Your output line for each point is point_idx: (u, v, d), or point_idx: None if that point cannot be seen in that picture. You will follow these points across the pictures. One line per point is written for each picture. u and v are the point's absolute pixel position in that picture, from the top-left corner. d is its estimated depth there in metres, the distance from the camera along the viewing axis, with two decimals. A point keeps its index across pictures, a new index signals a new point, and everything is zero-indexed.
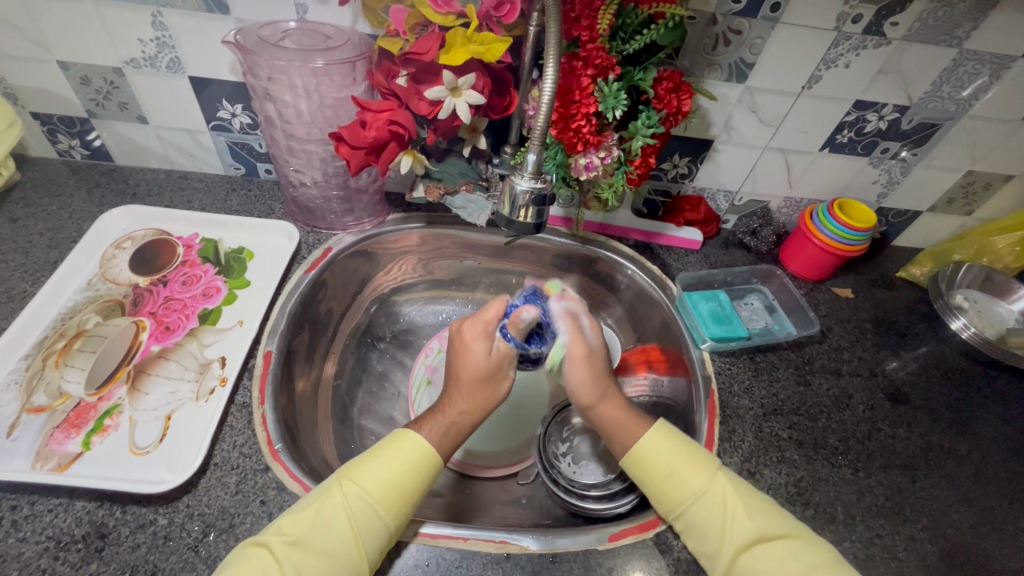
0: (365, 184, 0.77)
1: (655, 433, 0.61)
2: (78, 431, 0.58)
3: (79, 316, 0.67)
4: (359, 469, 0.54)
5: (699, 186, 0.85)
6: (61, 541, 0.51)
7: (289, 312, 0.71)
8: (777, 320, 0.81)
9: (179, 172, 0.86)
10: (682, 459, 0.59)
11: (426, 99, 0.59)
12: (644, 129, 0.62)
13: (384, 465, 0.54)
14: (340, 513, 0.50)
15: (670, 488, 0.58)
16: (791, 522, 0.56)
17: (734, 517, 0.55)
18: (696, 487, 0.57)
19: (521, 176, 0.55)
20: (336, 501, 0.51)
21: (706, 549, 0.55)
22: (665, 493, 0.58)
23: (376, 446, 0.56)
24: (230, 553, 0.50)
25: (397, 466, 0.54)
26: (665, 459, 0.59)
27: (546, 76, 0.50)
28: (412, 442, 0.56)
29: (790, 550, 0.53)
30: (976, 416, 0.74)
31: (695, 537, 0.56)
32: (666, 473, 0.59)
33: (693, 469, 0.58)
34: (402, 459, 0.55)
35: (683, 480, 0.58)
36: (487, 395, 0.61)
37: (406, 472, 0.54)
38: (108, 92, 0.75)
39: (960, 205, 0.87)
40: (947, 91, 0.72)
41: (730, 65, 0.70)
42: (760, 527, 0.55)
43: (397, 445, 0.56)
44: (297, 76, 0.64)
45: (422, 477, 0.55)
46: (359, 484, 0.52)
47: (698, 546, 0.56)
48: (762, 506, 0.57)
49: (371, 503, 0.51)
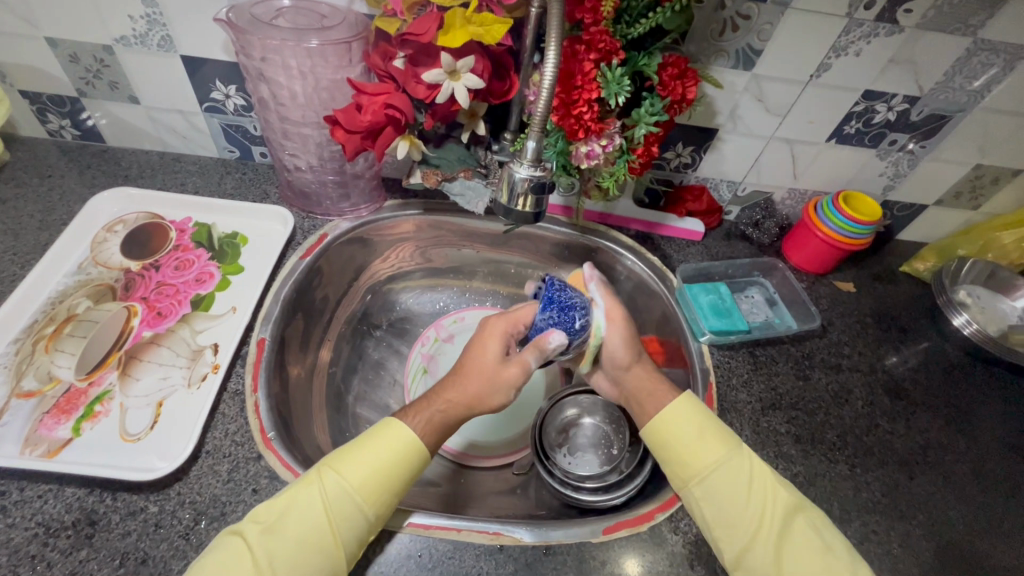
0: (361, 170, 0.76)
1: (679, 400, 0.62)
2: (68, 417, 0.57)
3: (69, 300, 0.66)
4: (343, 457, 0.53)
5: (702, 176, 0.84)
6: (50, 527, 0.51)
7: (283, 299, 0.70)
8: (778, 313, 0.80)
9: (172, 154, 0.85)
10: (704, 432, 0.60)
11: (423, 82, 0.57)
12: (648, 116, 0.60)
13: (366, 450, 0.54)
14: (317, 501, 0.50)
15: (691, 458, 0.59)
16: (802, 500, 0.57)
17: (753, 489, 0.56)
18: (716, 460, 0.58)
19: (520, 163, 0.54)
20: (314, 489, 0.51)
21: (723, 521, 0.55)
22: (685, 464, 0.59)
23: (365, 434, 0.56)
24: (214, 540, 0.49)
25: (381, 454, 0.54)
26: (687, 431, 0.60)
27: (547, 60, 0.48)
28: (396, 435, 0.55)
29: (804, 527, 0.54)
30: (975, 412, 0.74)
31: (712, 507, 0.56)
32: (686, 445, 0.59)
33: (712, 442, 0.59)
34: (386, 449, 0.54)
35: (703, 453, 0.58)
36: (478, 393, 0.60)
37: (388, 464, 0.53)
38: (98, 71, 0.73)
39: (966, 200, 0.86)
40: (959, 82, 0.71)
41: (738, 51, 0.68)
42: (773, 505, 0.56)
43: (383, 434, 0.55)
44: (291, 57, 0.62)
45: (402, 476, 0.54)
46: (339, 468, 0.52)
47: (714, 518, 0.56)
48: (776, 483, 0.57)
49: (347, 492, 0.51)
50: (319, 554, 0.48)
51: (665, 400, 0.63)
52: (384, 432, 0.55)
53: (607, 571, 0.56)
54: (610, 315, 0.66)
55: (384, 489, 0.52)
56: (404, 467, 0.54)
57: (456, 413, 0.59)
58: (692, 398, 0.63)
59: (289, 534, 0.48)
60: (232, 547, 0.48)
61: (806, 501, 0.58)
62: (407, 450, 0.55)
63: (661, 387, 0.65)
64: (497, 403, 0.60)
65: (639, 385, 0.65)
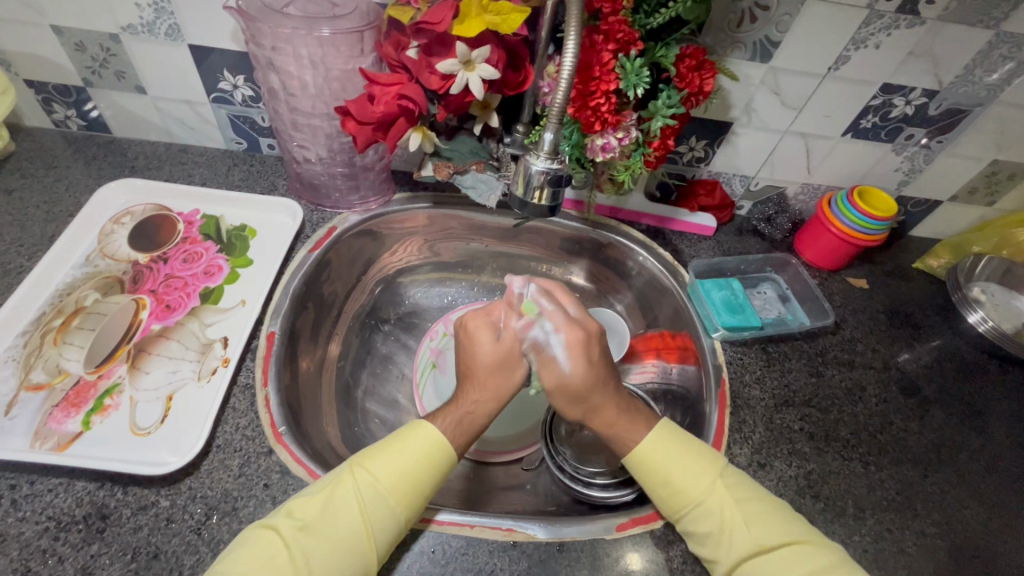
0: (371, 162, 0.75)
1: (655, 434, 0.59)
2: (78, 410, 0.56)
3: (77, 293, 0.65)
4: (374, 457, 0.53)
5: (715, 170, 0.83)
6: (62, 521, 0.50)
7: (292, 292, 0.69)
8: (790, 310, 0.79)
9: (179, 145, 0.84)
10: (686, 463, 0.57)
11: (437, 73, 0.56)
12: (665, 109, 0.59)
13: (398, 452, 0.53)
14: (352, 501, 0.50)
15: (673, 491, 0.56)
16: (797, 526, 0.54)
17: (739, 521, 0.54)
18: (696, 493, 0.55)
19: (537, 156, 0.53)
20: (348, 488, 0.50)
21: (705, 553, 0.54)
22: (663, 498, 0.56)
23: (392, 435, 0.55)
24: (239, 536, 0.49)
25: (412, 458, 0.53)
26: (666, 462, 0.57)
27: (566, 51, 0.48)
28: (426, 435, 0.55)
29: (796, 556, 0.51)
30: (990, 411, 0.73)
31: (696, 540, 0.54)
32: (665, 478, 0.56)
33: (695, 472, 0.56)
34: (417, 451, 0.54)
35: (683, 485, 0.56)
36: (500, 384, 0.60)
37: (421, 467, 0.53)
38: (104, 60, 0.72)
39: (982, 196, 0.85)
40: (979, 75, 0.69)
41: (755, 43, 0.67)
42: (761, 536, 0.53)
43: (412, 436, 0.55)
44: (302, 46, 0.61)
45: (434, 478, 0.53)
46: (371, 469, 0.52)
47: (698, 550, 0.54)
48: (767, 512, 0.54)
49: (383, 491, 0.50)
50: (356, 554, 0.48)
51: (643, 431, 0.60)
52: (415, 434, 0.55)
53: (621, 568, 0.55)
54: (568, 343, 0.60)
55: (417, 493, 0.52)
56: (437, 470, 0.54)
57: (486, 409, 0.59)
58: (670, 426, 0.61)
59: (323, 534, 0.48)
60: (264, 544, 0.47)
61: (802, 528, 0.54)
62: (438, 454, 0.54)
63: (635, 416, 0.61)
64: (520, 377, 0.62)
65: (605, 418, 0.60)
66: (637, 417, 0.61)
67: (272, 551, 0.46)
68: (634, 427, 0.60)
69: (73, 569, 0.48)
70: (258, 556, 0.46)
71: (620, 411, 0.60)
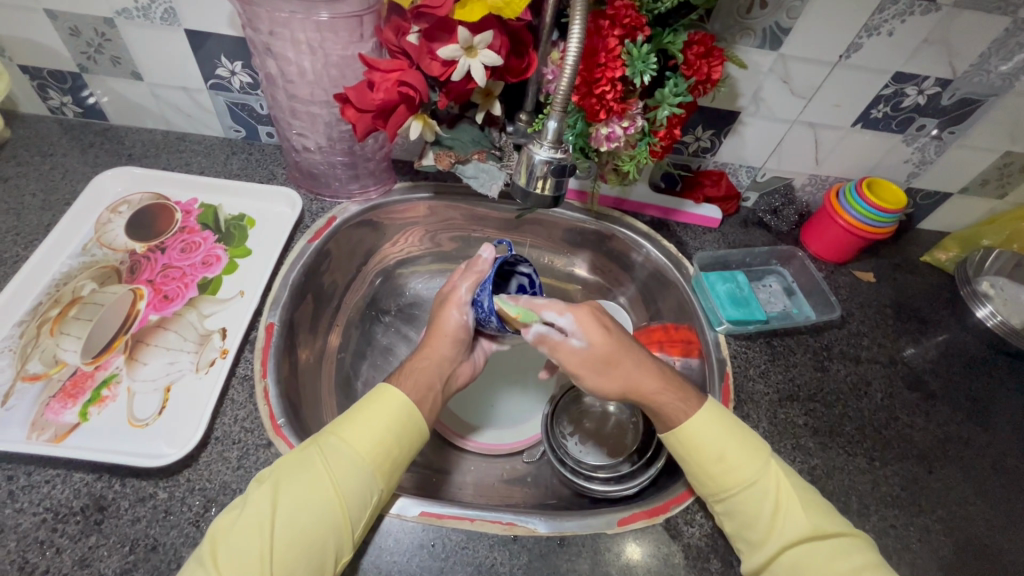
0: (371, 151, 0.74)
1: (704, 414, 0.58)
2: (75, 401, 0.56)
3: (74, 282, 0.64)
4: (345, 424, 0.53)
5: (722, 160, 0.81)
6: (59, 513, 0.50)
7: (291, 283, 0.68)
8: (796, 303, 0.78)
9: (177, 133, 0.83)
10: (737, 447, 0.56)
11: (438, 59, 0.55)
12: (671, 97, 0.57)
13: (366, 421, 0.53)
14: (317, 464, 0.50)
15: (719, 474, 0.55)
16: (838, 518, 0.54)
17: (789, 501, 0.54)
18: (749, 475, 0.55)
19: (540, 145, 0.52)
20: (315, 455, 0.50)
21: (751, 535, 0.53)
22: (712, 479, 0.56)
23: (359, 403, 0.55)
24: (224, 510, 0.49)
25: (377, 414, 0.53)
26: (716, 442, 0.56)
27: (571, 36, 0.46)
28: (392, 400, 0.54)
29: (838, 548, 0.51)
30: (996, 406, 0.72)
31: (739, 522, 0.54)
32: (716, 460, 0.56)
33: (748, 457, 0.56)
34: (380, 408, 0.54)
35: (735, 466, 0.55)
36: (438, 354, 0.61)
37: (387, 424, 0.53)
38: (99, 45, 0.71)
39: (993, 188, 0.83)
40: (994, 64, 0.68)
41: (765, 30, 0.65)
42: (815, 523, 0.53)
43: (375, 399, 0.54)
44: (299, 31, 0.59)
45: (401, 432, 0.53)
46: (343, 436, 0.52)
47: (739, 532, 0.54)
48: (813, 501, 0.54)
49: (352, 457, 0.50)
50: (324, 520, 0.47)
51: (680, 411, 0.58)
52: (380, 398, 0.54)
53: (623, 563, 0.55)
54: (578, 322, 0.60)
55: (384, 449, 0.52)
56: (404, 427, 0.54)
57: (427, 363, 0.60)
58: (714, 405, 0.59)
59: (293, 496, 0.48)
60: (238, 512, 0.47)
61: (843, 520, 0.54)
62: (404, 410, 0.54)
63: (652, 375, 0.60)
64: (447, 352, 0.62)
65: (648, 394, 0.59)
66: (676, 392, 0.59)
67: (244, 517, 0.47)
68: (675, 403, 0.59)
69: (72, 561, 0.48)
70: (233, 524, 0.47)
71: (657, 387, 0.59)
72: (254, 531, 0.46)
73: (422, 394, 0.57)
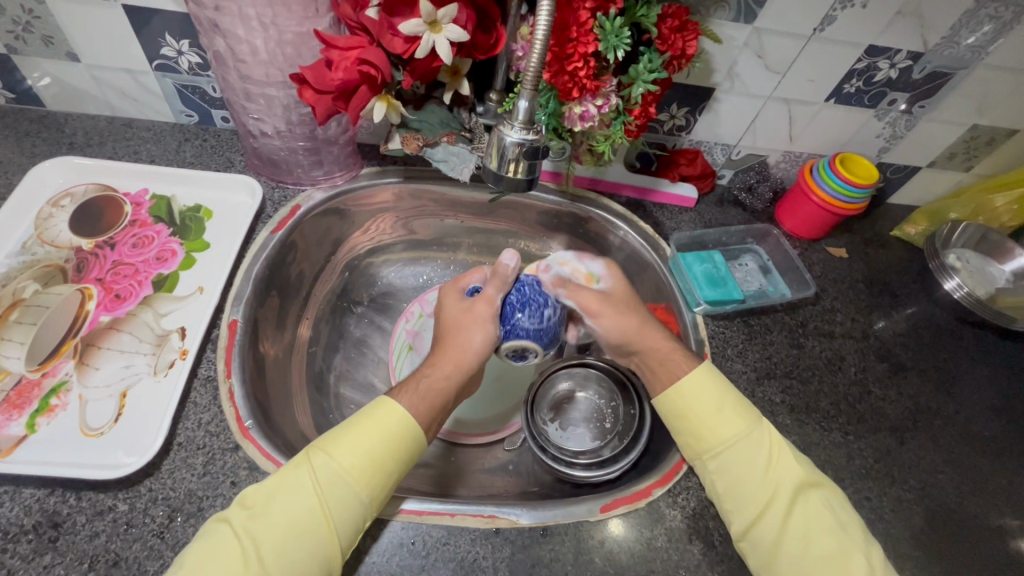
0: (334, 135, 0.70)
1: (696, 373, 0.59)
2: (21, 413, 0.52)
3: (13, 284, 0.60)
4: (340, 443, 0.50)
5: (697, 139, 0.80)
6: (10, 532, 0.47)
7: (254, 277, 0.65)
8: (772, 282, 0.78)
9: (122, 119, 0.77)
10: (726, 406, 0.58)
11: (400, 34, 0.51)
12: (645, 74, 0.55)
13: (362, 442, 0.50)
14: (307, 488, 0.47)
15: (712, 429, 0.57)
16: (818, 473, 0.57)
17: (779, 458, 0.56)
18: (737, 432, 0.56)
19: (511, 126, 0.49)
20: (306, 478, 0.48)
21: (739, 491, 0.55)
22: (703, 434, 0.57)
23: (355, 418, 0.52)
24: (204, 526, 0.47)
25: (373, 434, 0.51)
26: (709, 400, 0.58)
27: (540, 10, 0.43)
28: (392, 420, 0.51)
29: (820, 501, 0.54)
30: (963, 376, 0.74)
31: (731, 478, 0.55)
32: (707, 417, 0.57)
33: (736, 415, 0.57)
34: (374, 430, 0.51)
35: (726, 422, 0.57)
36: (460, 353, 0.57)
37: (382, 446, 0.50)
38: (27, 23, 0.65)
39: (960, 160, 0.84)
40: (963, 36, 0.67)
41: (739, 3, 0.63)
42: (800, 474, 0.55)
43: (371, 416, 0.52)
44: (248, 6, 0.55)
45: (398, 454, 0.51)
46: (338, 457, 0.49)
47: (728, 488, 0.55)
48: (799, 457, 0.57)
49: (346, 480, 0.48)
50: (315, 548, 0.46)
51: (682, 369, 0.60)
52: (377, 416, 0.52)
53: (608, 550, 0.55)
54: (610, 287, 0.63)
55: (380, 472, 0.50)
56: (400, 448, 0.51)
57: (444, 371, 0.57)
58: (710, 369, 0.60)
59: (279, 522, 0.46)
60: (217, 540, 0.45)
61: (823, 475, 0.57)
62: (400, 431, 0.51)
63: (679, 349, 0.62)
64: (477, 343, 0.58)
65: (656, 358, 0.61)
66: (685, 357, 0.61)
67: (227, 545, 0.45)
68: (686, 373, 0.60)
69: None
70: (212, 551, 0.45)
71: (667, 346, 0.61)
72: (234, 560, 0.44)
73: (431, 416, 0.55)
